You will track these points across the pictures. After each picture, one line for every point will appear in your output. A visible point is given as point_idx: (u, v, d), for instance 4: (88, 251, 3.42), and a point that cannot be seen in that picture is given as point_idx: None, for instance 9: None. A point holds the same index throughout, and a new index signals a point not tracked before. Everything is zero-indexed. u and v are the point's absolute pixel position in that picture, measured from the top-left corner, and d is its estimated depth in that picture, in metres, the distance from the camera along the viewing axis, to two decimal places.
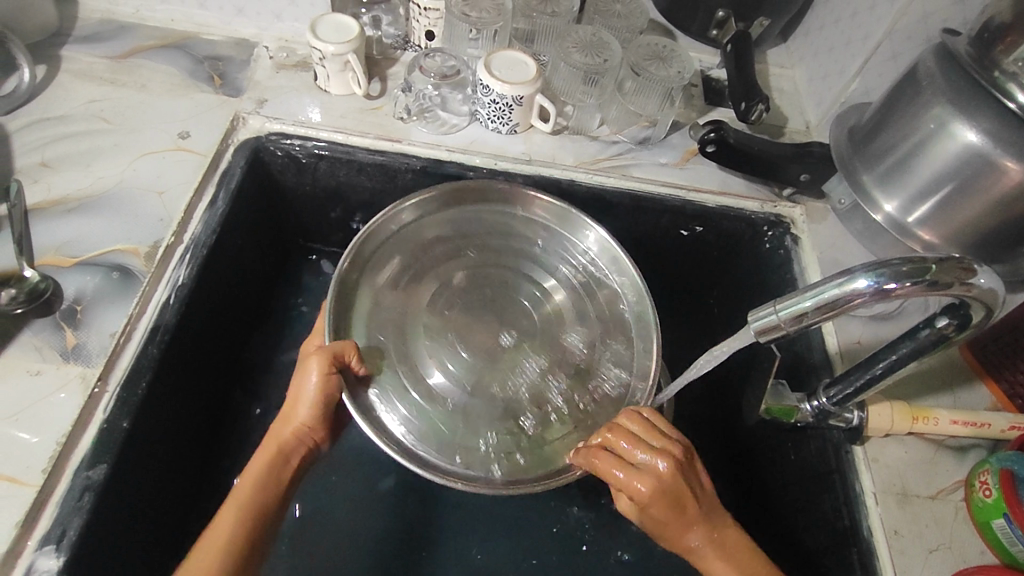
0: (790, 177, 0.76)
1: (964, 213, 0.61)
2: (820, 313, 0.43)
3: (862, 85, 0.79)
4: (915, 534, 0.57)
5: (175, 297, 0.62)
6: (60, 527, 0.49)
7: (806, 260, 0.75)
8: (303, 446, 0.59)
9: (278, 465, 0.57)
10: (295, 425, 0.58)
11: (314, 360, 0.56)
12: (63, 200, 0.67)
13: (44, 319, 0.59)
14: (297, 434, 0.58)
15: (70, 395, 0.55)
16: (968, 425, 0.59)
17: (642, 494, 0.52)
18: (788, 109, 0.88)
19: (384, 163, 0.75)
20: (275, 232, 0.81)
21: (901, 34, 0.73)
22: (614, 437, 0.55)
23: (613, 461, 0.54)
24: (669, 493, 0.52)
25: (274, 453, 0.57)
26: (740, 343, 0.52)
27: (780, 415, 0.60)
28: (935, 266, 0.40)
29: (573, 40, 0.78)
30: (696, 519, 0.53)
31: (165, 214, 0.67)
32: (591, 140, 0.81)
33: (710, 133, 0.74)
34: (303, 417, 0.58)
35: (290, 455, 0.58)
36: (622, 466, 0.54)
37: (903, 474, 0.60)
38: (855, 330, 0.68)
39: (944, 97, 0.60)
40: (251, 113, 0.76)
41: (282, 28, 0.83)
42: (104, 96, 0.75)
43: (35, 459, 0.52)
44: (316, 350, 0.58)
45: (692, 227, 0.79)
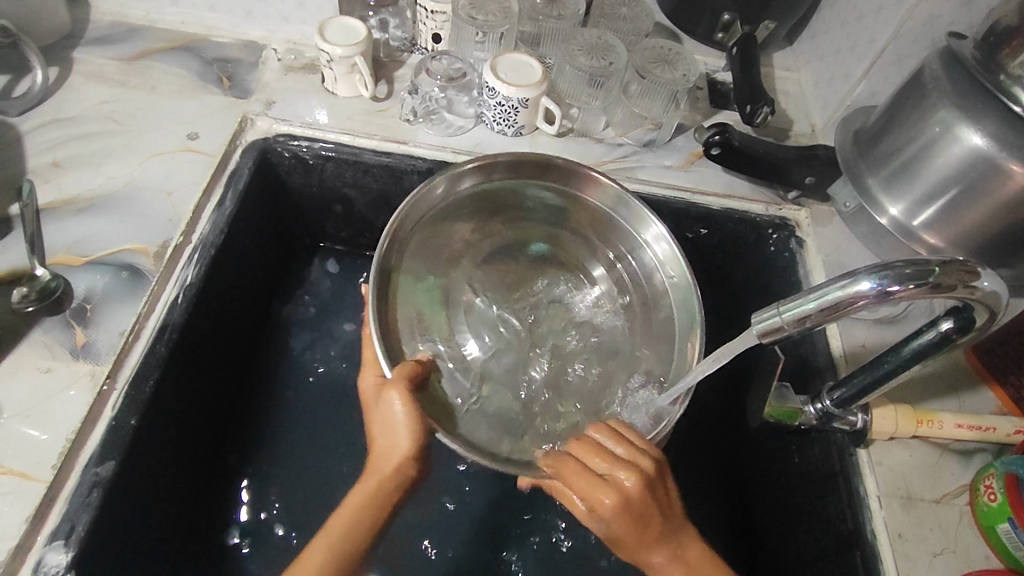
0: (795, 180, 0.76)
1: (969, 216, 0.61)
2: (824, 315, 0.43)
3: (867, 89, 0.79)
4: (919, 538, 0.57)
5: (183, 297, 0.63)
6: (69, 523, 0.50)
7: (811, 263, 0.75)
8: (406, 482, 0.57)
9: (374, 507, 0.55)
10: (398, 457, 0.56)
11: (395, 391, 0.56)
12: (74, 200, 0.68)
13: (54, 317, 0.60)
14: (399, 468, 0.56)
15: (80, 392, 0.56)
16: (973, 429, 0.59)
17: (603, 507, 0.51)
18: (794, 112, 0.88)
19: (390, 164, 0.76)
20: (281, 232, 0.82)
21: (907, 38, 0.73)
22: (578, 446, 0.54)
23: (578, 473, 0.53)
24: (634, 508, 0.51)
25: (376, 493, 0.55)
26: (744, 345, 0.52)
27: (782, 417, 0.60)
28: (938, 268, 0.41)
29: (579, 43, 0.79)
30: (658, 534, 0.52)
31: (175, 214, 0.68)
32: (597, 142, 0.81)
33: (715, 135, 0.74)
34: (407, 453, 0.56)
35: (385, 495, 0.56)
36: (586, 479, 0.52)
37: (907, 478, 0.60)
38: (860, 333, 0.68)
39: (949, 101, 0.60)
40: (259, 114, 0.76)
41: (290, 31, 0.84)
42: (116, 98, 0.76)
43: (45, 455, 0.53)
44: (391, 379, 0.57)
45: (697, 229, 0.79)
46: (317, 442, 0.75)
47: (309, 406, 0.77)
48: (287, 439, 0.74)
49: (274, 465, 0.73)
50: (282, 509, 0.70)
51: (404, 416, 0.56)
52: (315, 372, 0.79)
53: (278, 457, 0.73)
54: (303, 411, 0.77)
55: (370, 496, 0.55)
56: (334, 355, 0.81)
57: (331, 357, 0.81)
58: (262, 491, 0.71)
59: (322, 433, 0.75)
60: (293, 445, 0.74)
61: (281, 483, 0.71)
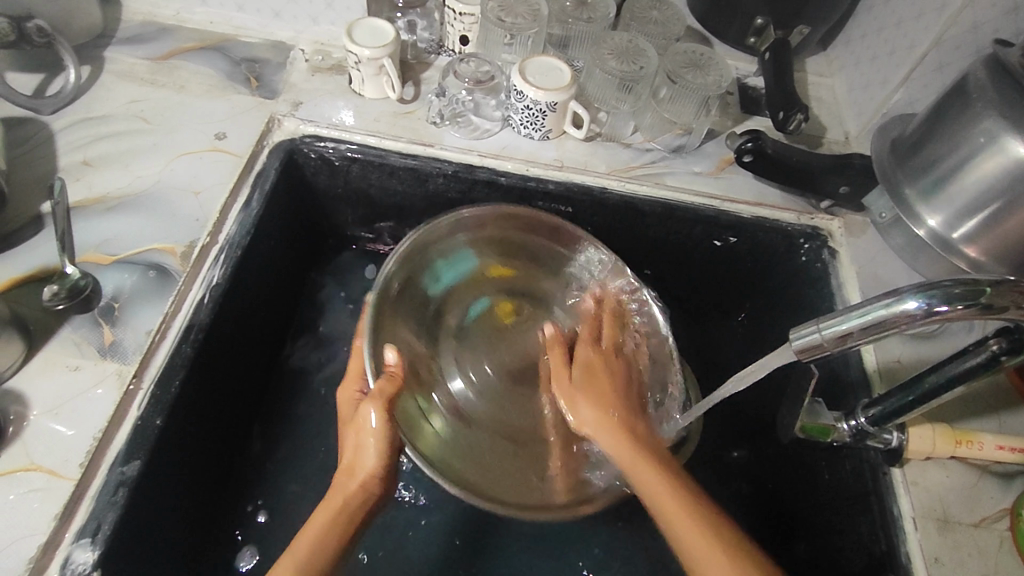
0: (829, 189, 0.74)
1: (1015, 231, 0.59)
2: (866, 334, 0.41)
3: (906, 96, 0.77)
4: (957, 563, 0.55)
5: (209, 297, 0.63)
6: (95, 521, 0.50)
7: (844, 273, 0.73)
8: (373, 498, 0.55)
9: (340, 526, 0.53)
10: (363, 477, 0.55)
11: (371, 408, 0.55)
12: (103, 199, 0.68)
13: (83, 315, 0.60)
14: (367, 483, 0.55)
15: (106, 391, 0.56)
16: (1014, 451, 0.57)
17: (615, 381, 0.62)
18: (827, 119, 0.86)
19: (416, 167, 0.76)
20: (306, 233, 0.82)
21: (949, 44, 0.71)
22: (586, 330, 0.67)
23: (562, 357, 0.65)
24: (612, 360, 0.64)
25: (346, 508, 0.54)
26: (779, 359, 0.50)
27: (815, 433, 0.58)
28: (990, 288, 0.39)
29: (609, 46, 0.77)
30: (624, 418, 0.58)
31: (202, 214, 0.68)
32: (624, 147, 0.80)
33: (748, 142, 0.73)
34: (375, 469, 0.55)
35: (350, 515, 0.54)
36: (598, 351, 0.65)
37: (944, 499, 0.58)
38: (895, 348, 0.66)
39: (995, 110, 0.58)
40: (286, 115, 0.76)
41: (318, 32, 0.84)
42: (145, 97, 0.76)
43: (72, 453, 0.53)
44: (369, 398, 0.56)
45: (726, 237, 0.77)
46: (339, 445, 0.75)
47: (330, 410, 0.77)
48: (308, 442, 0.74)
49: (295, 466, 0.73)
50: (305, 511, 0.70)
51: (377, 434, 0.55)
52: (338, 375, 0.80)
53: (299, 459, 0.73)
54: (324, 413, 0.77)
55: (334, 512, 0.53)
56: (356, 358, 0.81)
57: None
58: (284, 493, 0.71)
59: (345, 437, 0.75)
60: (315, 448, 0.74)
61: (304, 484, 0.72)
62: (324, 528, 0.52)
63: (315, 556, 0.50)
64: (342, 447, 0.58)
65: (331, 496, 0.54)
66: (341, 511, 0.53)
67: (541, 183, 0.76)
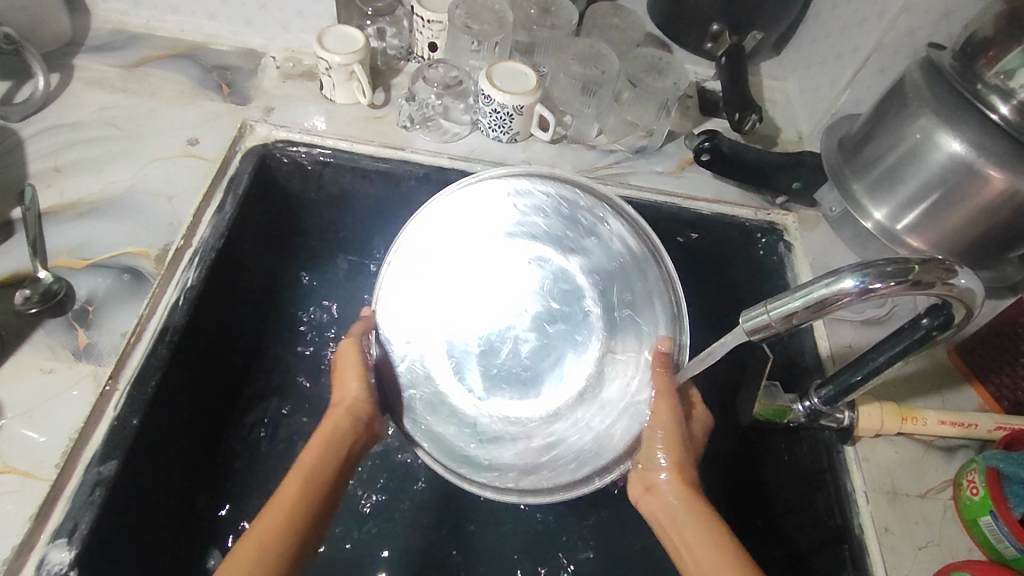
0: (783, 186, 0.78)
1: (951, 221, 0.64)
2: (810, 312, 0.44)
3: (852, 97, 0.81)
4: (905, 532, 0.59)
5: (184, 299, 0.63)
6: (72, 520, 0.50)
7: (798, 265, 0.77)
8: (358, 423, 0.61)
9: (335, 445, 0.58)
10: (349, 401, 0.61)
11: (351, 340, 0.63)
12: (75, 204, 0.69)
13: (56, 319, 0.60)
14: (350, 408, 0.61)
15: (82, 392, 0.56)
16: (955, 425, 0.61)
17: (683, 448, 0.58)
18: (781, 120, 0.91)
19: (387, 170, 0.78)
20: (279, 237, 0.83)
21: (888, 48, 0.76)
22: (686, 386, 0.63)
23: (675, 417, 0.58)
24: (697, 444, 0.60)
25: (336, 433, 0.59)
26: (734, 342, 0.53)
27: (771, 416, 0.62)
28: (918, 266, 0.42)
29: (572, 52, 0.81)
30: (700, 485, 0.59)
31: (176, 218, 0.69)
32: (589, 149, 0.83)
33: (705, 141, 0.77)
34: (358, 395, 0.61)
35: (338, 443, 0.59)
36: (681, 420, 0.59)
37: (893, 474, 0.62)
38: (846, 333, 0.70)
39: (929, 108, 0.62)
40: (258, 121, 0.78)
41: (289, 39, 0.86)
42: (116, 104, 0.77)
43: (48, 455, 0.53)
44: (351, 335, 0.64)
45: (688, 233, 0.81)
46: None
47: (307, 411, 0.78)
48: (286, 443, 0.76)
49: (273, 467, 0.74)
50: None
51: (354, 371, 0.62)
52: (314, 377, 0.81)
53: (277, 460, 0.74)
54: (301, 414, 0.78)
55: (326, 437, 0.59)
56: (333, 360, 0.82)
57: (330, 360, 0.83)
58: (262, 491, 0.72)
59: None
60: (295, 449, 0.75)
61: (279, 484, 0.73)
62: (322, 451, 0.58)
63: (314, 473, 0.56)
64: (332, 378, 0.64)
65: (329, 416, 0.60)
66: (335, 433, 0.59)
67: None
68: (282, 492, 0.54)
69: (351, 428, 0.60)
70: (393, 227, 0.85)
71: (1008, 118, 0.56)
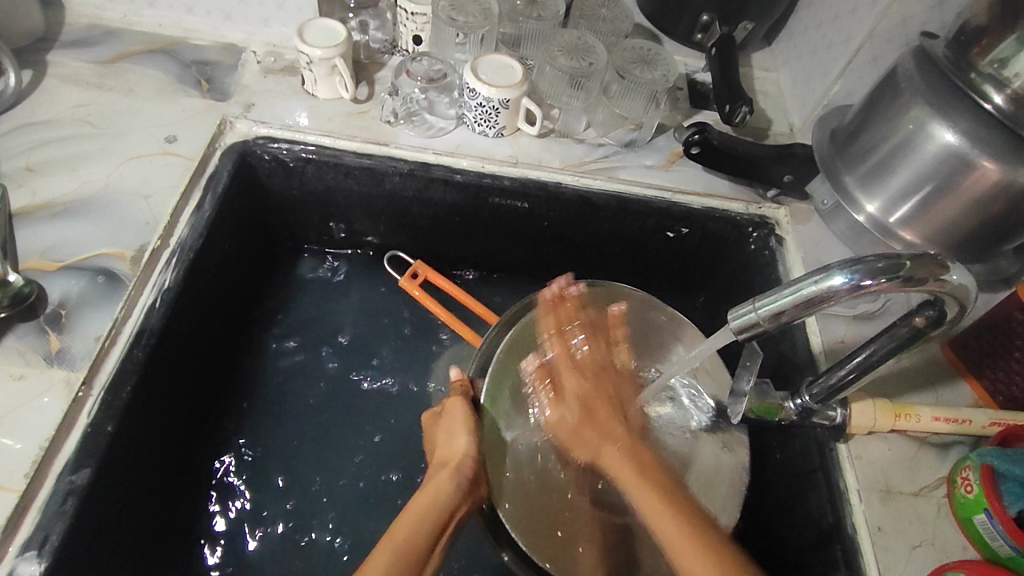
0: (774, 178, 0.76)
1: (944, 213, 0.63)
2: (799, 310, 0.43)
3: (844, 88, 0.80)
4: (898, 531, 0.58)
5: (161, 301, 0.62)
6: (43, 532, 0.49)
7: (790, 260, 0.75)
8: (464, 483, 0.59)
9: (433, 512, 0.56)
10: (457, 460, 0.60)
11: (456, 398, 0.64)
12: (48, 204, 0.67)
13: (27, 323, 0.59)
14: (456, 467, 0.59)
15: (54, 399, 0.55)
16: (949, 421, 0.60)
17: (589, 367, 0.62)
18: (772, 112, 0.89)
19: (371, 166, 0.76)
20: (262, 237, 0.82)
21: (881, 37, 0.74)
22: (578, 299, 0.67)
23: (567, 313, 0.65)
24: (596, 379, 0.62)
25: (439, 494, 0.57)
26: (720, 343, 0.52)
27: (762, 414, 0.60)
28: (909, 262, 0.41)
29: (558, 43, 0.79)
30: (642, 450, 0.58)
31: (152, 218, 0.67)
32: (578, 143, 0.81)
33: (694, 134, 0.75)
34: (467, 452, 0.60)
35: (438, 511, 0.57)
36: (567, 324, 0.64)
37: (887, 471, 0.61)
38: (839, 329, 0.69)
39: (922, 99, 0.61)
40: (238, 117, 0.76)
41: (269, 33, 0.84)
42: (91, 101, 0.75)
43: (17, 464, 0.51)
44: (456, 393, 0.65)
45: (678, 228, 0.80)
46: (302, 446, 0.75)
47: (291, 413, 0.77)
48: (270, 446, 0.74)
49: (257, 470, 0.73)
50: (268, 514, 0.70)
51: (463, 429, 0.62)
52: (299, 378, 0.79)
53: (261, 463, 0.73)
54: (286, 416, 0.77)
55: (430, 499, 0.57)
56: (319, 362, 0.81)
57: (316, 361, 0.81)
58: (245, 495, 0.71)
59: (310, 441, 0.76)
60: (279, 453, 0.74)
61: (262, 487, 0.72)
62: (420, 517, 0.56)
63: (407, 541, 0.54)
64: (438, 438, 0.64)
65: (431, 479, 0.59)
66: (436, 499, 0.57)
67: (496, 180, 0.77)
68: (374, 555, 0.52)
69: (456, 488, 0.58)
70: (379, 224, 0.83)
71: (1002, 108, 0.55)
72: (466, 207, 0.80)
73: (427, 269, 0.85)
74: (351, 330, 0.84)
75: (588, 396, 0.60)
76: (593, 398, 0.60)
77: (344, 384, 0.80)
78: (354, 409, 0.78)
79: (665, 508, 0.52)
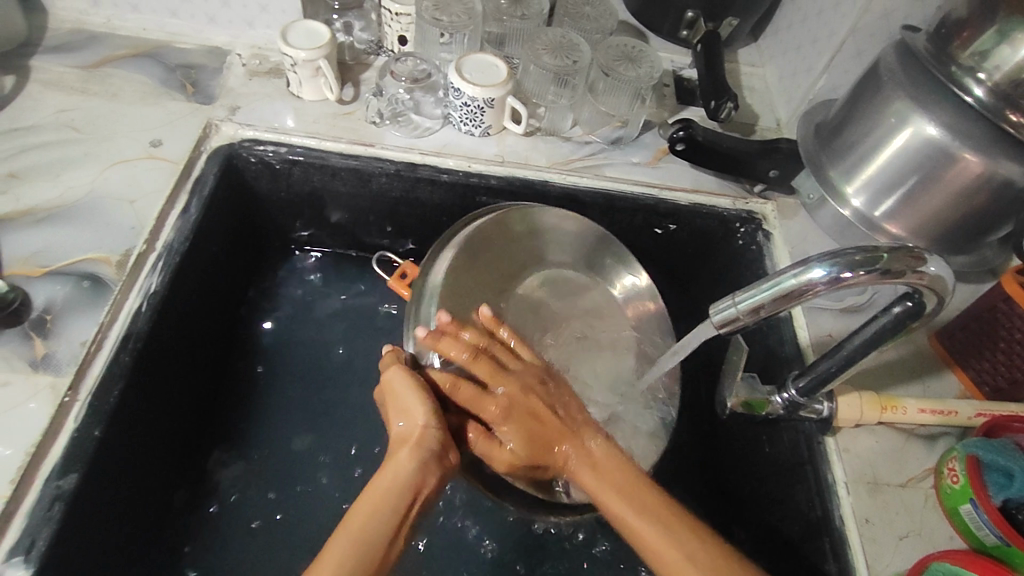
0: (760, 173, 0.77)
1: (926, 206, 0.63)
2: (777, 303, 0.43)
3: (828, 83, 0.80)
4: (886, 522, 0.58)
5: (147, 305, 0.62)
6: (29, 537, 0.49)
7: (777, 254, 0.76)
8: (430, 458, 0.51)
9: (396, 496, 0.49)
10: (416, 435, 0.52)
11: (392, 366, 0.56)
12: (32, 210, 0.67)
13: (13, 329, 0.58)
14: (420, 442, 0.51)
15: (40, 404, 0.54)
16: (935, 413, 0.60)
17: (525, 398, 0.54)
18: (759, 108, 0.89)
19: (357, 167, 0.76)
20: (251, 238, 0.82)
21: (864, 32, 0.74)
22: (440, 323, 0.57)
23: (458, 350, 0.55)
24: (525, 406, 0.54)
25: (401, 475, 0.49)
26: (704, 338, 0.52)
27: (751, 408, 0.61)
28: (887, 254, 0.41)
29: (543, 42, 0.79)
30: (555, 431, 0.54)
31: (137, 222, 0.67)
32: (564, 140, 0.82)
33: (679, 131, 0.75)
34: (427, 423, 0.52)
35: (399, 492, 0.49)
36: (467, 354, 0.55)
37: (874, 463, 0.61)
38: (826, 323, 0.69)
39: (903, 92, 0.61)
40: (223, 120, 0.76)
41: (254, 36, 0.84)
42: (75, 106, 0.75)
43: (3, 470, 0.51)
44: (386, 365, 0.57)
45: (666, 225, 0.80)
46: (296, 447, 0.75)
47: (281, 414, 0.77)
48: (261, 446, 0.74)
49: (249, 472, 0.73)
50: (258, 516, 0.70)
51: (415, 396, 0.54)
52: (289, 382, 0.80)
53: (251, 464, 0.73)
54: (275, 417, 0.77)
55: (390, 481, 0.49)
56: (311, 365, 0.81)
57: (304, 363, 0.81)
58: (237, 497, 0.71)
59: (302, 442, 0.76)
60: (271, 456, 0.74)
61: (252, 489, 0.72)
62: (376, 508, 0.48)
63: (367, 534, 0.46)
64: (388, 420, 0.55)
65: (384, 469, 0.50)
66: (393, 485, 0.49)
67: (482, 179, 0.77)
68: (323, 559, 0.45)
69: (418, 467, 0.50)
70: (368, 225, 0.84)
71: (983, 100, 0.55)
72: (453, 207, 0.80)
73: (417, 269, 0.82)
74: (342, 330, 0.84)
75: (526, 420, 0.54)
76: (524, 408, 0.54)
77: (337, 386, 0.80)
78: (345, 409, 0.79)
79: (633, 484, 0.51)
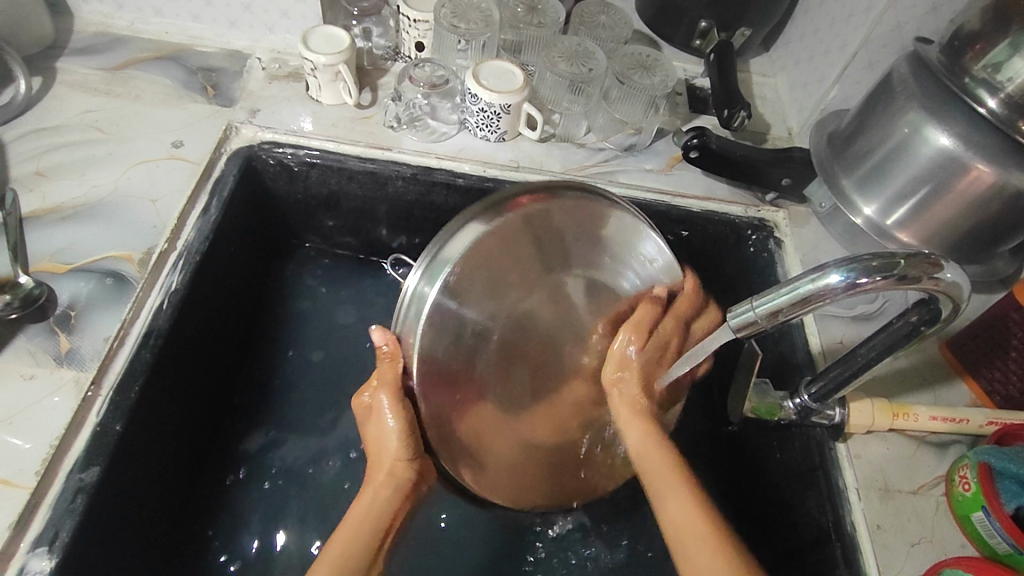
0: (772, 181, 0.77)
1: (939, 215, 0.64)
2: (795, 307, 0.44)
3: (840, 93, 0.81)
4: (898, 528, 0.58)
5: (168, 302, 0.63)
6: (53, 529, 0.50)
7: (788, 261, 0.77)
8: (406, 487, 0.54)
9: (375, 518, 0.53)
10: (388, 463, 0.54)
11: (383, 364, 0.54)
12: (58, 208, 0.68)
13: (38, 324, 0.60)
14: (395, 472, 0.54)
15: (64, 398, 0.55)
16: (947, 420, 0.60)
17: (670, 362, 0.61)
18: (770, 116, 0.90)
19: (374, 171, 0.77)
20: (268, 238, 0.83)
21: (876, 43, 0.75)
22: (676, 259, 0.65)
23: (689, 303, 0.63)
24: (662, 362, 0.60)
25: (378, 509, 0.53)
26: (719, 343, 0.53)
27: (763, 414, 0.61)
28: (903, 260, 0.42)
29: (559, 50, 0.80)
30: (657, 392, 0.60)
31: (159, 221, 0.68)
32: (578, 147, 0.83)
33: (693, 139, 0.76)
34: (399, 456, 0.54)
35: (381, 514, 0.53)
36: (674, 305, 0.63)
37: (885, 470, 0.62)
38: (837, 329, 0.70)
39: (916, 103, 0.61)
40: (244, 123, 0.77)
41: (274, 40, 0.85)
42: (100, 107, 0.76)
43: (28, 462, 0.52)
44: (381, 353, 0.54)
45: (678, 231, 0.81)
46: (308, 446, 0.76)
47: (294, 412, 0.78)
48: (275, 443, 0.75)
49: (264, 469, 0.73)
50: (271, 514, 0.71)
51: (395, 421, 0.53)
52: (303, 381, 0.80)
53: (265, 462, 0.74)
54: (287, 415, 0.77)
55: (366, 509, 0.53)
56: (324, 365, 0.82)
57: (317, 362, 0.82)
58: (250, 494, 0.71)
59: (316, 440, 0.76)
60: (285, 454, 0.75)
61: (264, 487, 0.72)
62: (360, 527, 0.52)
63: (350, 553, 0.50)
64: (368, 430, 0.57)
65: (366, 493, 0.54)
66: (373, 510, 0.53)
67: (498, 183, 0.78)
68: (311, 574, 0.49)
69: (395, 496, 0.54)
70: (383, 228, 0.85)
71: (996, 112, 0.56)
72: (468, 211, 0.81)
73: None
74: (355, 331, 0.85)
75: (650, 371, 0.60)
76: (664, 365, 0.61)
77: (349, 386, 0.81)
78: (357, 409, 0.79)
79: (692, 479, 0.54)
